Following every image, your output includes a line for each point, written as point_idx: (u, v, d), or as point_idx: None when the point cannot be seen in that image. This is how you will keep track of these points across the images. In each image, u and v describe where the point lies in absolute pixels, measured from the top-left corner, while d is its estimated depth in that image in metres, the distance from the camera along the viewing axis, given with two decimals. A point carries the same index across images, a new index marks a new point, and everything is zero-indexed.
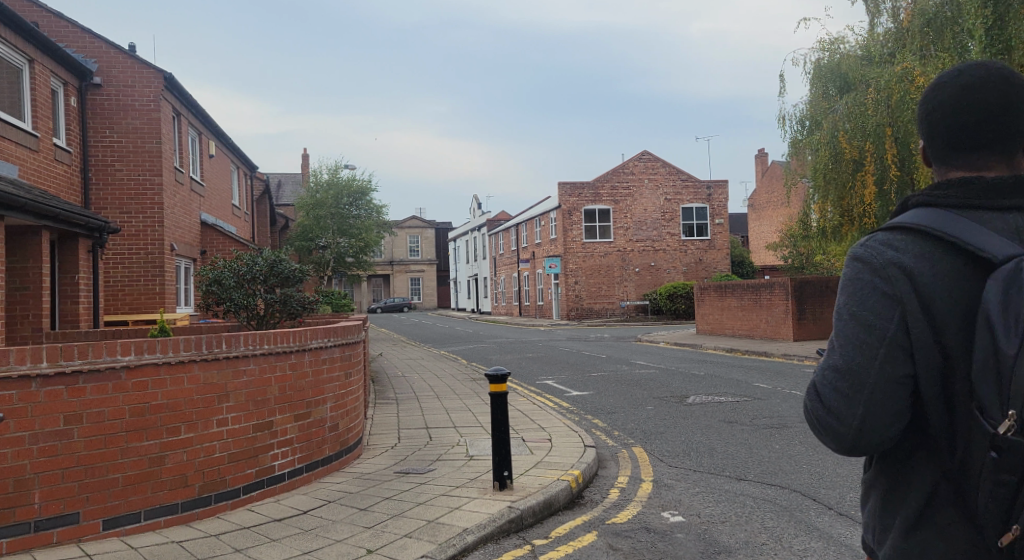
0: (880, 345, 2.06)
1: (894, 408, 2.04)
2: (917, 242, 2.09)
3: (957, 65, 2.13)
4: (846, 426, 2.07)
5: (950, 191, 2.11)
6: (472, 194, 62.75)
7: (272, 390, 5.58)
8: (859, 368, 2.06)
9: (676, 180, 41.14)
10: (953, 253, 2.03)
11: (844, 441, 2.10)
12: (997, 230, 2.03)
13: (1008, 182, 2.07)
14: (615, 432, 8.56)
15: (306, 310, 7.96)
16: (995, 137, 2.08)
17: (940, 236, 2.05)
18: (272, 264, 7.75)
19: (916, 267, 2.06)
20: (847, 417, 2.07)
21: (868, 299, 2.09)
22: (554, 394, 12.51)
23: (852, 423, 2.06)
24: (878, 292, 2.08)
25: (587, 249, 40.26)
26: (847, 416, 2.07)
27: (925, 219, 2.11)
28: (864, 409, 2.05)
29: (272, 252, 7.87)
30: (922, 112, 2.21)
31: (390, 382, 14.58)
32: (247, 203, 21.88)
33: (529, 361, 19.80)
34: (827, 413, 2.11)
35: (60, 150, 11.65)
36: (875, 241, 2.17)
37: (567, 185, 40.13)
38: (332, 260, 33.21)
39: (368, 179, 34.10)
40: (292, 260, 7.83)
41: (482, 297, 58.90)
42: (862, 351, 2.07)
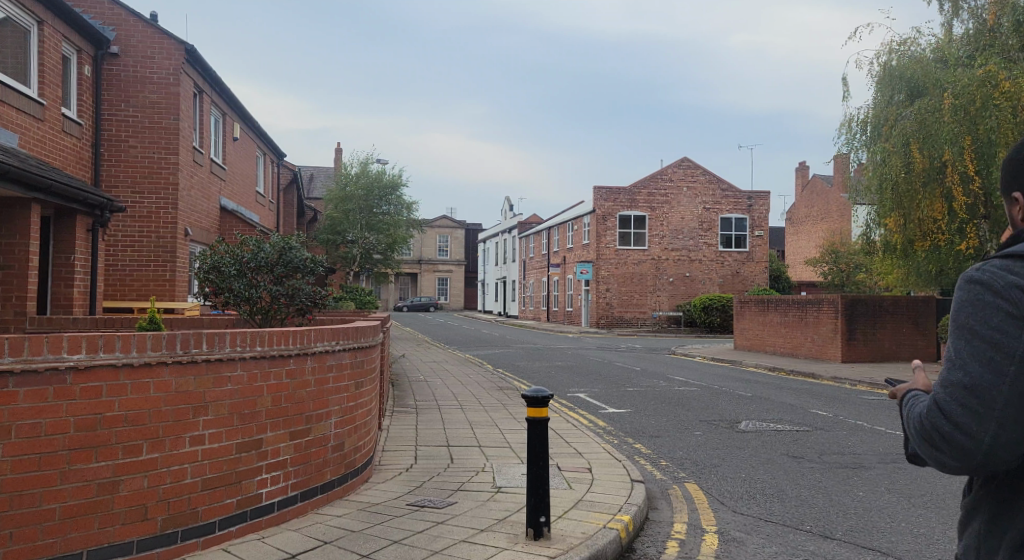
0: (1011, 362, 1.86)
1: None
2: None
3: None
4: (975, 442, 1.90)
5: None
6: (504, 196, 61.89)
7: (265, 400, 4.62)
8: (987, 385, 1.88)
9: (716, 189, 39.82)
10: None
11: (967, 463, 1.93)
12: None
13: None
14: (662, 462, 7.50)
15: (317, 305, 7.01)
16: None
17: None
18: (280, 252, 6.82)
19: None
20: (974, 434, 1.90)
21: (991, 315, 1.91)
22: (587, 411, 11.43)
23: (981, 440, 1.90)
24: (1002, 307, 1.90)
25: (621, 256, 39.07)
26: (972, 432, 1.91)
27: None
28: (992, 426, 1.88)
29: (281, 239, 6.93)
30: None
31: (411, 387, 13.59)
32: (273, 191, 21.08)
33: (558, 371, 18.72)
34: (946, 427, 1.95)
35: (70, 121, 10.86)
36: (995, 261, 1.97)
37: (602, 190, 39.02)
38: (359, 255, 32.61)
39: (399, 174, 33.29)
40: (304, 249, 6.89)
41: (509, 300, 57.93)
42: (990, 367, 1.89)
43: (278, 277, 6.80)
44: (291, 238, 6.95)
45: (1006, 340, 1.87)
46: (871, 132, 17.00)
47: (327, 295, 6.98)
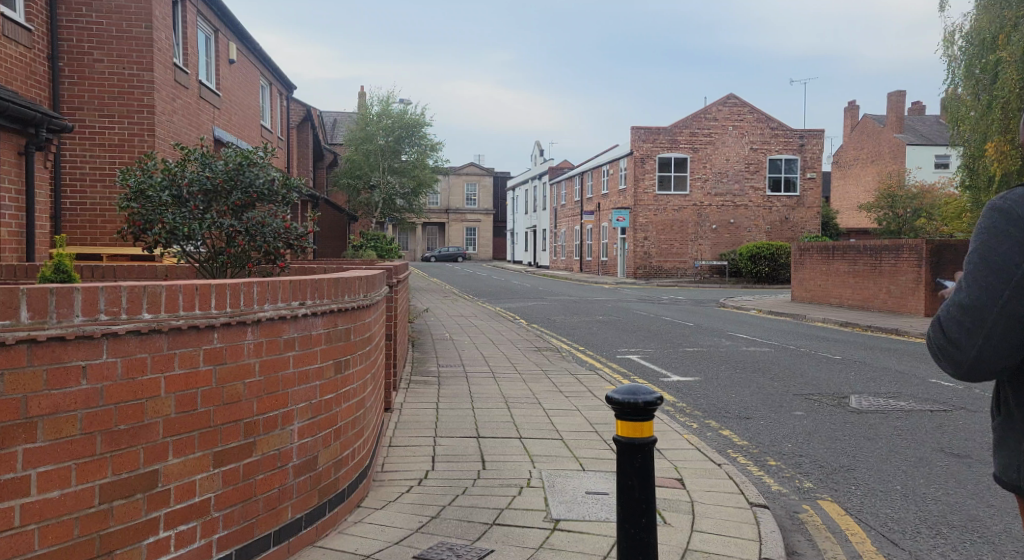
0: (1007, 285, 1.98)
1: (1010, 342, 2.00)
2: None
3: None
4: (962, 354, 2.05)
5: None
6: (535, 140, 59.28)
7: (163, 405, 2.69)
8: (981, 305, 2.00)
9: (765, 128, 37.03)
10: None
11: (961, 369, 2.08)
12: None
13: None
14: (768, 460, 5.46)
15: (291, 247, 5.11)
16: None
17: None
18: (235, 173, 4.89)
19: None
20: (967, 347, 2.04)
21: (1000, 245, 2.01)
22: (646, 378, 9.41)
23: (969, 353, 2.04)
24: (1007, 230, 2.01)
25: (660, 201, 36.68)
26: (961, 344, 2.05)
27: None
28: (978, 340, 2.01)
29: (236, 153, 4.99)
30: None
31: (435, 348, 11.68)
32: (283, 127, 19.08)
33: (600, 326, 16.71)
34: (941, 341, 2.10)
35: (17, 28, 8.87)
36: (1015, 193, 2.06)
37: (641, 130, 36.41)
38: (381, 202, 30.90)
39: (424, 113, 31.03)
40: (267, 168, 5.00)
41: (540, 250, 55.83)
42: (986, 289, 2.00)
43: (235, 206, 4.91)
44: (252, 152, 5.02)
45: (1001, 262, 1.99)
46: (973, 45, 14.46)
47: (304, 233, 5.12)
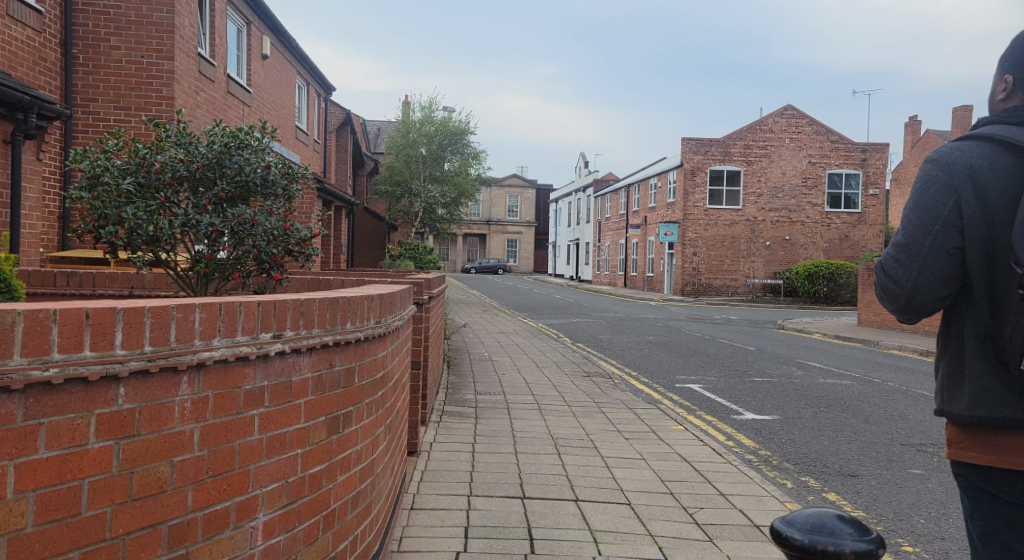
0: (935, 223, 2.22)
1: (940, 273, 2.21)
2: (988, 140, 2.25)
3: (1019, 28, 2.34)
4: (901, 288, 2.26)
5: (1014, 110, 2.27)
6: (580, 152, 58.25)
7: (10, 518, 1.60)
8: (914, 242, 2.24)
9: (824, 141, 35.48)
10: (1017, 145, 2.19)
11: (904, 305, 2.30)
12: None
13: None
14: (904, 545, 4.17)
15: (289, 250, 4.45)
16: None
17: (1003, 143, 2.21)
18: (219, 159, 4.19)
19: (978, 164, 2.22)
20: (902, 281, 2.26)
21: (931, 189, 2.26)
22: (715, 414, 8.13)
23: (905, 286, 2.25)
24: (939, 176, 2.26)
25: (711, 216, 35.27)
26: (900, 278, 2.27)
27: (989, 133, 2.27)
28: (913, 272, 2.23)
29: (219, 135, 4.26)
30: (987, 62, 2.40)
31: (473, 371, 10.56)
32: (321, 131, 18.31)
33: (652, 348, 15.52)
34: (883, 276, 2.33)
35: (26, 9, 7.96)
36: (946, 149, 2.32)
37: (693, 141, 35.08)
38: (421, 211, 30.25)
39: (468, 121, 30.20)
40: (259, 154, 4.32)
41: (583, 264, 54.64)
42: (920, 229, 2.24)
43: (221, 199, 4.18)
44: (243, 134, 4.34)
45: (932, 205, 2.23)
46: None
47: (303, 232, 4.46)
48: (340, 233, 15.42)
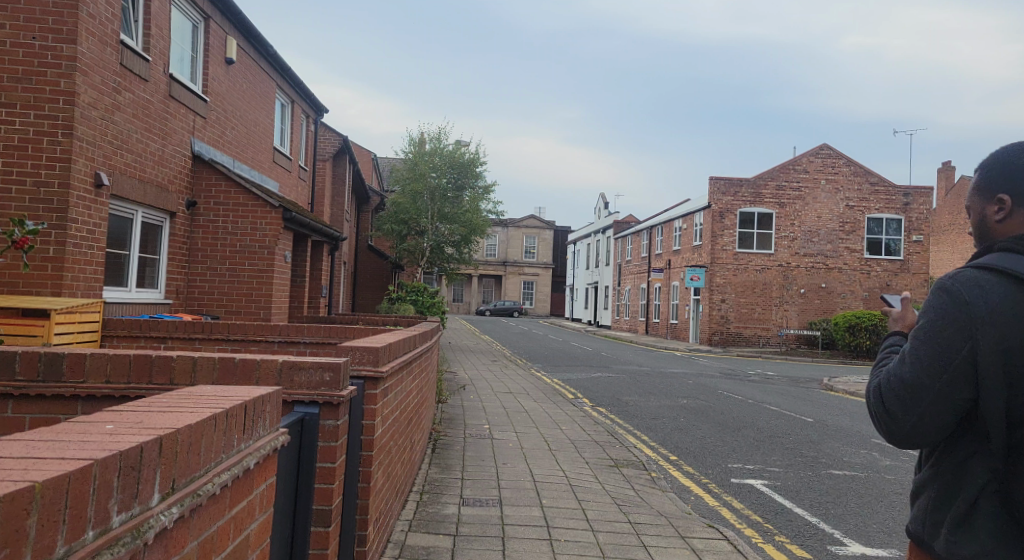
0: (945, 368, 2.33)
1: (946, 419, 2.34)
2: (1001, 278, 2.35)
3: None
4: (899, 426, 2.41)
5: None
6: (599, 193, 56.34)
7: None
8: (919, 383, 2.35)
9: (863, 183, 33.21)
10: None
11: (912, 440, 2.40)
12: None
13: None
14: None
15: None
16: None
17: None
18: None
19: (993, 306, 2.31)
20: (902, 419, 2.40)
21: (945, 328, 2.34)
22: (804, 548, 5.68)
23: (905, 424, 2.39)
24: (953, 315, 2.34)
25: (741, 260, 32.90)
26: (906, 416, 2.39)
27: (1007, 260, 2.38)
28: (916, 415, 2.36)
29: None
30: (1001, 171, 2.50)
31: (462, 458, 8.07)
32: (310, 158, 16.21)
33: (688, 416, 13.07)
34: (885, 408, 2.45)
35: None
36: (963, 279, 2.40)
37: (721, 180, 32.88)
38: (428, 249, 28.16)
39: (480, 153, 28.15)
40: None
41: (601, 309, 52.16)
42: (925, 371, 2.35)
43: None
44: None
45: (944, 348, 2.33)
46: None
47: None
48: (320, 273, 13.17)
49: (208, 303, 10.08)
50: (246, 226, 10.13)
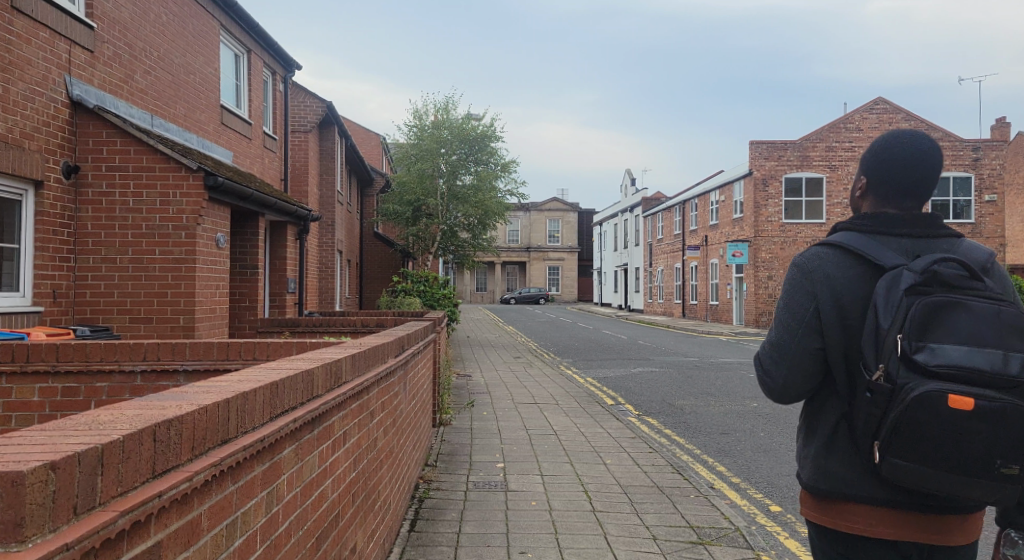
0: (804, 327, 2.83)
1: (809, 372, 2.82)
2: (840, 255, 2.89)
3: (892, 134, 2.99)
4: (780, 385, 2.84)
5: (864, 217, 2.99)
6: (624, 169, 53.14)
7: None
8: (789, 341, 2.83)
9: (923, 138, 29.97)
10: (865, 261, 2.85)
11: (786, 391, 2.85)
12: (891, 246, 2.91)
13: (902, 212, 2.96)
14: None
15: None
16: (901, 181, 2.96)
17: (855, 246, 2.89)
18: None
19: (834, 271, 2.86)
20: (784, 378, 2.83)
21: (798, 294, 2.87)
22: None
23: (786, 382, 2.83)
24: (806, 287, 2.86)
25: (789, 232, 29.70)
26: (780, 376, 2.84)
27: (845, 237, 2.96)
28: (790, 370, 2.82)
29: None
30: (869, 154, 3.07)
31: (453, 542, 5.01)
32: (281, 126, 13.39)
33: (768, 427, 10.03)
34: (764, 373, 2.89)
35: None
36: (811, 255, 2.94)
37: (764, 144, 29.69)
38: (440, 234, 25.35)
39: (493, 124, 25.05)
40: None
41: (631, 292, 49.15)
42: (792, 331, 2.84)
43: None
44: None
45: (803, 310, 2.84)
46: None
47: None
48: (283, 263, 10.35)
49: (103, 310, 7.18)
50: (155, 201, 7.30)
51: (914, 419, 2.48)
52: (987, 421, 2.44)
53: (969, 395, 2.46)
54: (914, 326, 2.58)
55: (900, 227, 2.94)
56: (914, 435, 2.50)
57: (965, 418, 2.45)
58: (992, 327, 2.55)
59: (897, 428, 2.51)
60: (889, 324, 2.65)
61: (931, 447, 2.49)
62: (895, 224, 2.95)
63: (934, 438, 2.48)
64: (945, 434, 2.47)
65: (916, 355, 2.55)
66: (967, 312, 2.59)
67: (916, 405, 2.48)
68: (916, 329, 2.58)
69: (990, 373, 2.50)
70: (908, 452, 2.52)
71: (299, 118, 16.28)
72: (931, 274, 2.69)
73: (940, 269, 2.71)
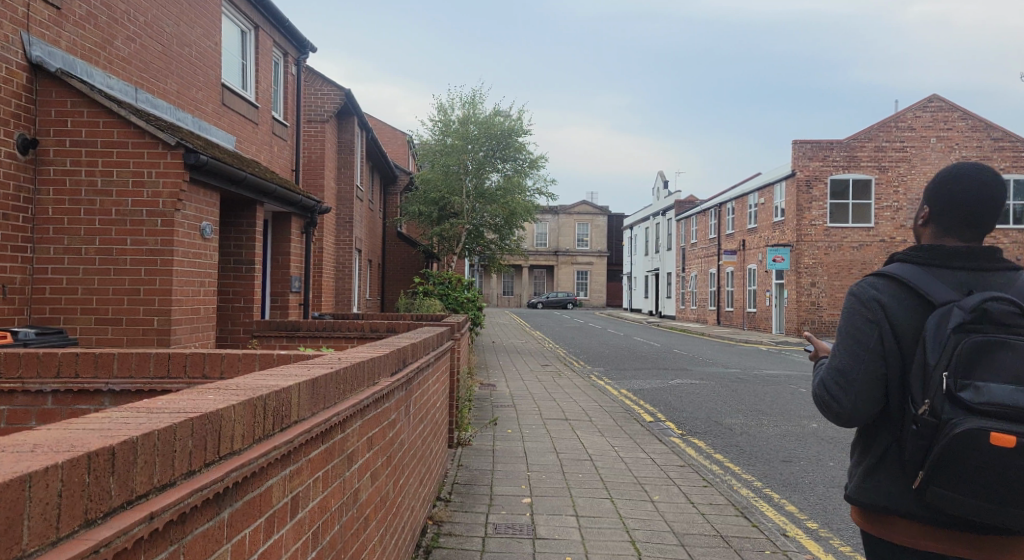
0: (860, 355, 2.83)
1: (866, 396, 2.81)
2: (895, 288, 2.88)
3: (960, 167, 2.96)
4: (836, 408, 2.85)
5: (923, 250, 2.96)
6: (657, 172, 51.68)
7: None
8: (846, 366, 2.84)
9: (982, 138, 28.26)
10: (921, 294, 2.84)
11: (840, 419, 2.85)
12: (951, 279, 2.88)
13: (965, 246, 2.91)
14: None
15: None
16: (967, 214, 2.93)
17: (914, 277, 2.88)
18: None
19: (890, 303, 2.86)
20: (839, 402, 2.84)
21: (855, 322, 2.88)
22: None
23: (843, 408, 2.83)
24: (863, 318, 2.87)
25: (834, 236, 28.17)
26: (838, 399, 2.84)
27: (903, 269, 2.94)
28: (847, 395, 2.82)
29: None
30: (934, 188, 3.03)
31: None
32: (293, 112, 12.38)
33: (839, 455, 8.67)
34: (824, 396, 2.89)
35: None
36: (870, 285, 2.94)
37: (808, 144, 28.19)
38: (466, 234, 24.21)
39: (522, 118, 23.85)
40: None
41: (663, 297, 47.67)
42: (849, 357, 2.85)
43: None
44: None
45: (860, 338, 2.84)
46: None
47: None
48: (288, 260, 9.29)
49: (65, 309, 6.12)
50: (129, 182, 6.21)
51: (960, 452, 2.49)
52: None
53: (1011, 432, 2.46)
54: (960, 362, 2.59)
55: (959, 261, 2.90)
56: (959, 470, 2.50)
57: (1008, 455, 2.45)
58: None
59: (942, 462, 2.52)
60: (937, 360, 2.65)
61: (974, 479, 2.50)
62: (953, 257, 2.91)
63: (980, 470, 2.49)
64: (986, 469, 2.47)
65: (960, 393, 2.56)
66: (1015, 351, 2.58)
67: (959, 440, 2.50)
68: (966, 365, 2.59)
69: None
70: (953, 481, 2.53)
71: (315, 107, 15.24)
72: (981, 312, 2.67)
73: (992, 306, 2.68)
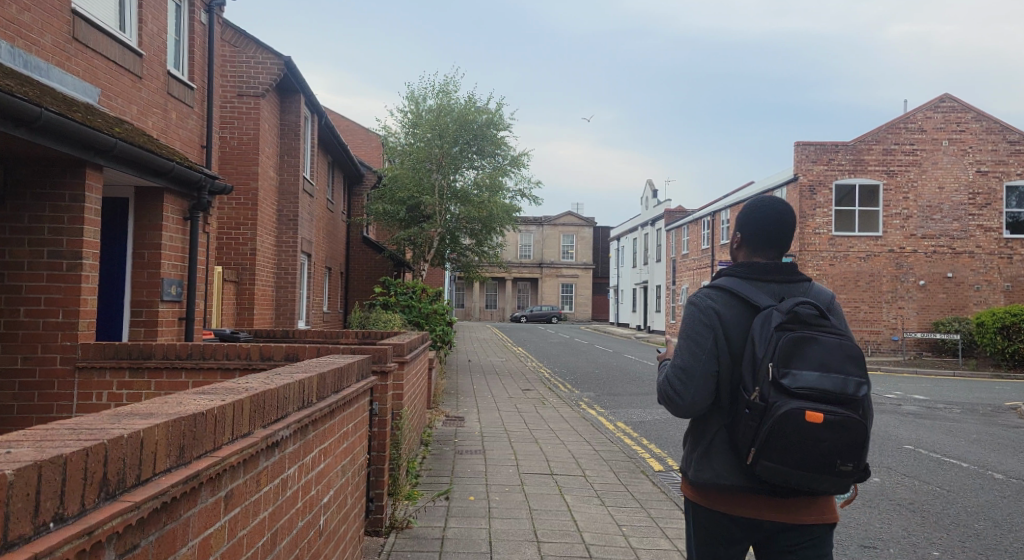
0: (696, 353, 2.68)
1: (704, 392, 2.66)
2: (725, 295, 2.77)
3: (761, 201, 2.95)
4: (676, 403, 2.68)
5: (744, 266, 2.88)
6: (645, 181, 49.16)
7: None
8: (688, 366, 2.67)
9: (999, 141, 25.90)
10: (746, 301, 2.76)
11: (677, 411, 2.70)
12: (769, 290, 2.83)
13: (778, 261, 2.90)
14: None
15: None
16: (771, 246, 2.93)
17: (740, 285, 2.80)
18: None
19: (721, 306, 2.75)
20: (678, 397, 2.67)
21: (694, 327, 2.72)
22: None
23: (682, 403, 2.67)
24: (699, 326, 2.70)
25: (840, 245, 25.83)
26: (678, 395, 2.68)
27: (729, 281, 2.84)
28: (685, 391, 2.66)
29: None
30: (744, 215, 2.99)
31: None
32: (201, 70, 9.72)
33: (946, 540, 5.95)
34: (666, 392, 2.71)
35: None
36: (703, 296, 2.80)
37: (812, 146, 25.87)
38: (439, 238, 21.43)
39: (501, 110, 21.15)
40: None
41: (653, 312, 45.02)
42: (688, 356, 2.69)
43: None
44: None
45: (699, 340, 2.68)
46: None
47: None
48: (158, 255, 6.56)
49: None
50: None
51: (784, 433, 2.44)
52: (837, 431, 2.45)
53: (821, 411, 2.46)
54: (783, 353, 2.53)
55: (775, 273, 2.86)
56: (782, 450, 2.46)
57: (820, 432, 2.44)
58: (842, 354, 2.54)
59: (770, 442, 2.46)
60: (763, 351, 2.59)
61: (797, 455, 2.45)
62: (771, 269, 2.88)
63: (798, 447, 2.45)
64: (804, 447, 2.45)
65: (782, 380, 2.50)
66: (822, 343, 2.56)
67: (783, 423, 2.45)
68: (786, 355, 2.54)
69: (838, 395, 2.50)
70: (778, 456, 2.47)
71: (247, 76, 12.40)
72: (793, 313, 2.63)
73: (801, 309, 2.66)
